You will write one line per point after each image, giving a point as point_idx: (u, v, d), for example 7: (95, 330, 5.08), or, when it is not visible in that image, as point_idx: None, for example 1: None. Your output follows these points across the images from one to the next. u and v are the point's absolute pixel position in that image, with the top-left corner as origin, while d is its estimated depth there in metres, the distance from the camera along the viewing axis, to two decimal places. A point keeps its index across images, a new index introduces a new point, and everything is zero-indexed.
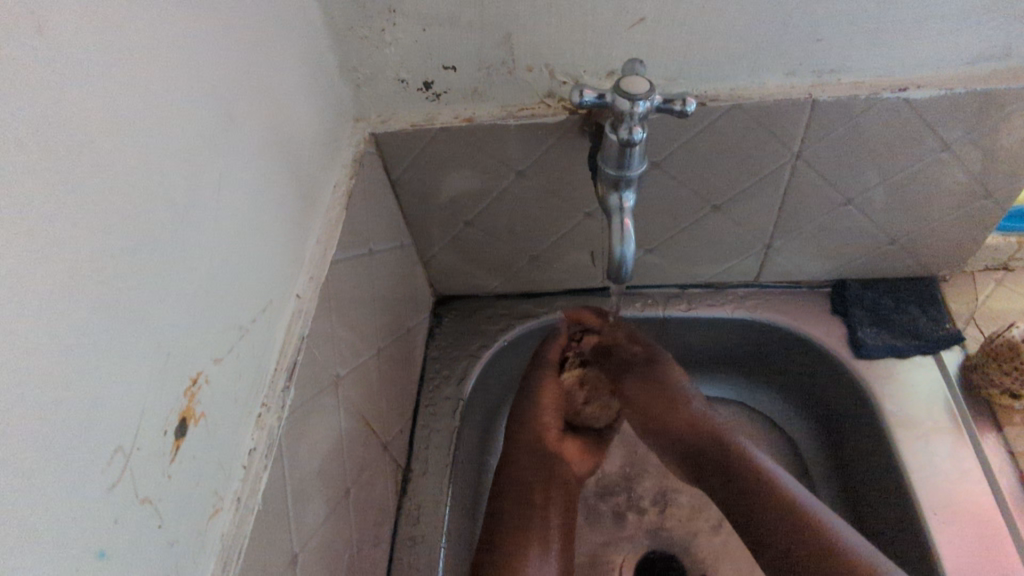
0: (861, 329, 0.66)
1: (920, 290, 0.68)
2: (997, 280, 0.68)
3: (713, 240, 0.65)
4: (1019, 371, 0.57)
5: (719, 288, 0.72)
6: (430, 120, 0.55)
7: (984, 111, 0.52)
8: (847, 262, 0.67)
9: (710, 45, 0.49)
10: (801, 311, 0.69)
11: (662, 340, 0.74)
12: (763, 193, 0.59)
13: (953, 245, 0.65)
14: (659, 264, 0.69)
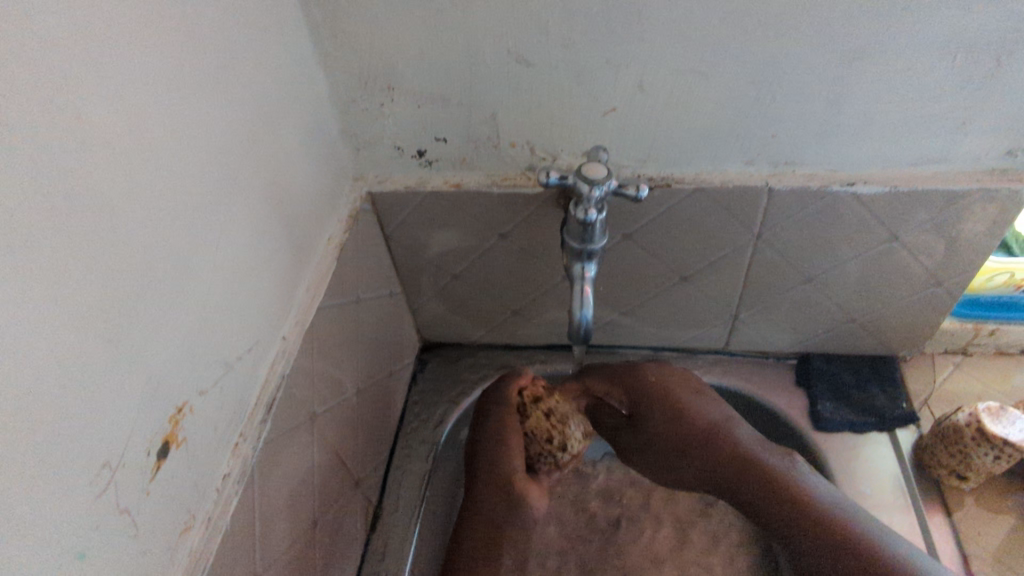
0: (822, 402, 0.69)
1: (881, 368, 0.71)
2: (954, 364, 0.72)
3: (683, 308, 0.69)
4: (963, 453, 0.59)
5: (691, 352, 0.75)
6: (422, 183, 0.61)
7: (926, 208, 0.57)
8: (810, 337, 0.71)
9: (674, 135, 0.55)
10: (766, 380, 0.73)
11: None
12: (728, 267, 0.64)
13: (910, 327, 0.68)
14: (633, 327, 0.73)
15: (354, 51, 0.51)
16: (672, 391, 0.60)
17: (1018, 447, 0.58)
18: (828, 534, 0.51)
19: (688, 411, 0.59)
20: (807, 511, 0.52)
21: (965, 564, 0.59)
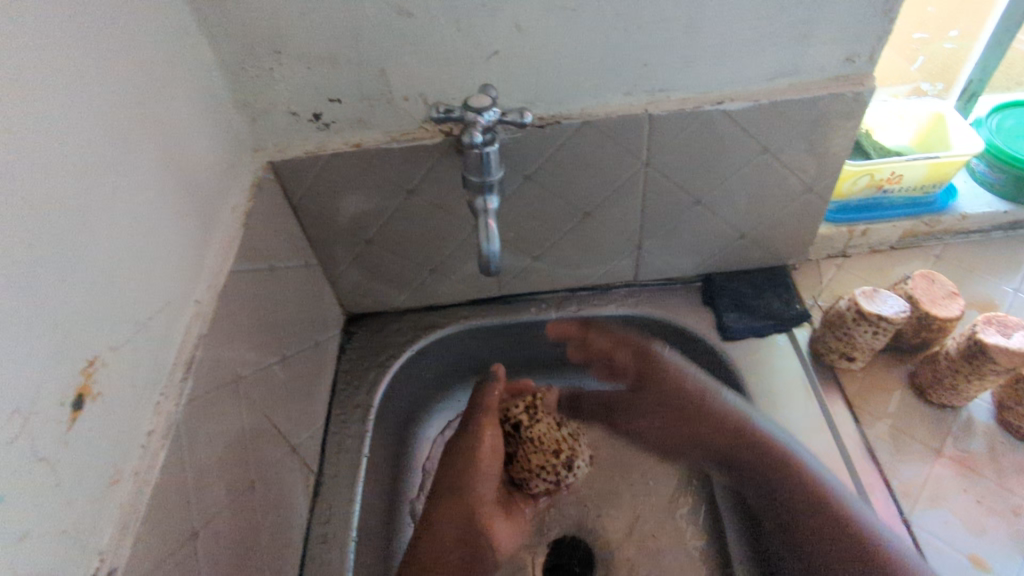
0: (726, 314, 0.75)
1: (775, 279, 0.78)
2: (837, 266, 0.79)
3: (590, 245, 0.73)
4: (847, 335, 0.66)
5: (605, 290, 0.79)
6: (323, 148, 0.62)
7: (787, 119, 0.62)
8: (709, 258, 0.77)
9: (556, 73, 0.58)
10: (675, 304, 0.78)
11: (558, 340, 0.81)
12: (624, 199, 0.69)
13: (793, 237, 0.75)
14: (547, 270, 0.76)
15: (235, 18, 0.52)
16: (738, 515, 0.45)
17: (892, 320, 0.63)
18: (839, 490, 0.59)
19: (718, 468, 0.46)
20: (793, 487, 0.61)
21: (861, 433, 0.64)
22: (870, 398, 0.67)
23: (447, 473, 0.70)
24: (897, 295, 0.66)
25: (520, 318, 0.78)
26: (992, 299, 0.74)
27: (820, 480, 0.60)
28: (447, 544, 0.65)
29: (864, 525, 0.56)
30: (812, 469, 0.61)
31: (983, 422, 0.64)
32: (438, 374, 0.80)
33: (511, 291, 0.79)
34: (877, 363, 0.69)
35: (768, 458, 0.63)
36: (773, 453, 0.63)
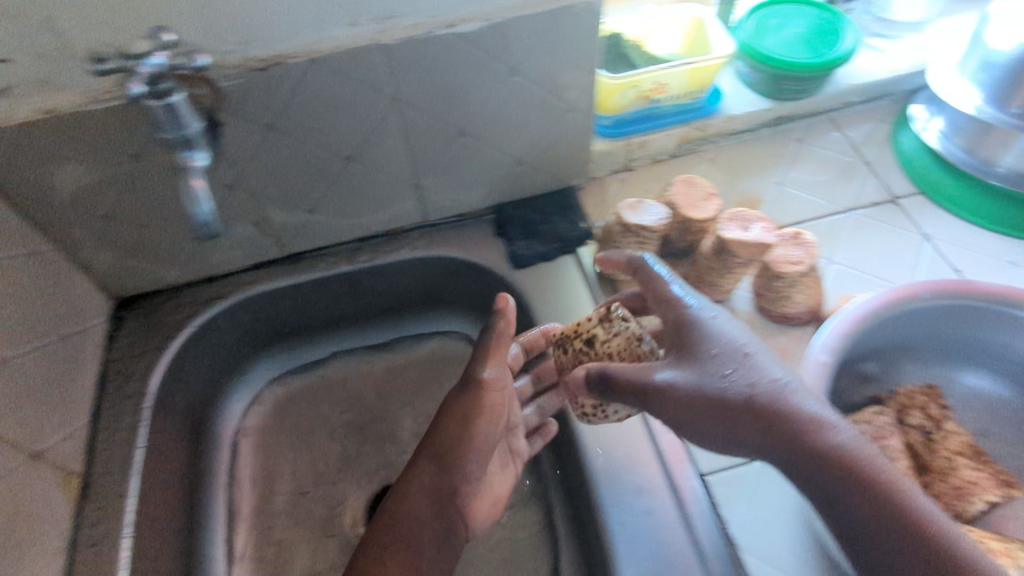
0: (514, 243, 0.75)
1: (562, 200, 0.78)
2: (620, 180, 0.81)
3: (364, 191, 0.70)
4: (617, 250, 0.68)
5: (394, 235, 0.77)
6: (6, 117, 0.53)
7: (527, 36, 0.60)
8: (493, 189, 0.76)
9: (260, 7, 0.52)
10: (468, 239, 0.77)
11: (358, 292, 0.79)
12: (384, 138, 0.65)
13: (570, 158, 0.75)
14: (328, 222, 0.73)
15: None
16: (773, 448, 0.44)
17: (651, 229, 0.66)
18: (820, 433, 0.43)
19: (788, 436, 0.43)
20: (751, 428, 0.45)
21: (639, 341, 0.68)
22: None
23: (431, 433, 0.56)
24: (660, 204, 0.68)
25: (310, 276, 0.75)
26: (758, 194, 0.78)
27: (751, 398, 0.45)
28: (412, 523, 0.51)
29: (849, 458, 0.42)
30: (750, 402, 0.45)
31: (744, 311, 0.69)
32: (234, 346, 0.77)
33: (297, 248, 0.75)
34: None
35: (741, 429, 0.45)
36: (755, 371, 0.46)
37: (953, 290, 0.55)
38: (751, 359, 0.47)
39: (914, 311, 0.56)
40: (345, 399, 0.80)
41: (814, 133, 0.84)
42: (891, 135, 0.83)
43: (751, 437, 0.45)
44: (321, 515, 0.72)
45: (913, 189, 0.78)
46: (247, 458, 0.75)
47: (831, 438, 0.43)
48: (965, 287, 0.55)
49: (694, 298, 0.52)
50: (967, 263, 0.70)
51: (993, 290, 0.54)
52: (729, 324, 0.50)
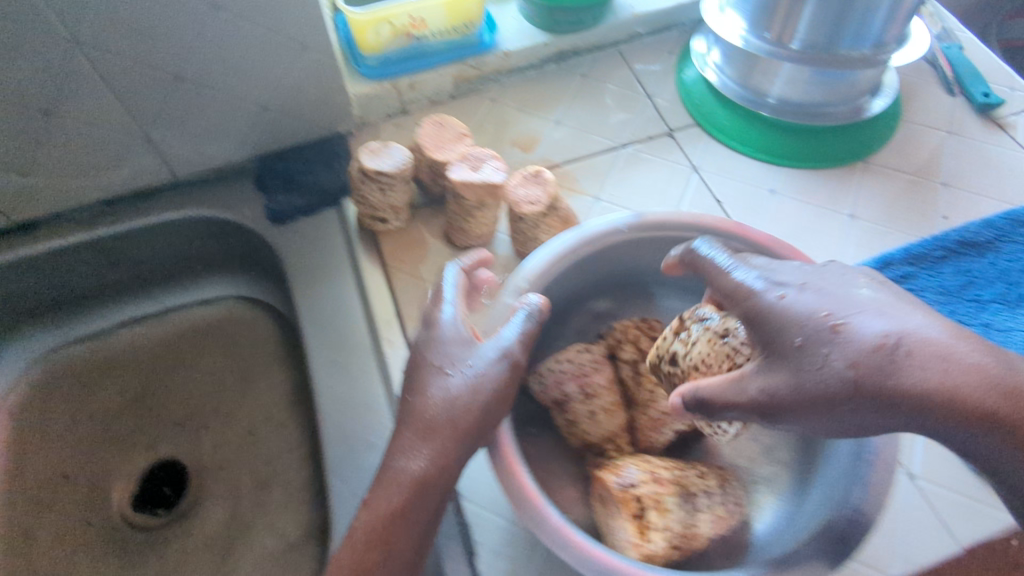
0: (272, 197, 0.71)
1: (327, 148, 0.74)
2: (396, 123, 0.77)
3: (83, 147, 0.64)
4: (365, 199, 0.65)
5: (145, 195, 0.71)
6: None
7: None
8: (245, 139, 0.70)
9: None
10: (226, 195, 0.72)
11: (114, 259, 0.73)
12: (84, 87, 0.59)
13: (325, 102, 0.70)
14: (54, 184, 0.66)
15: None
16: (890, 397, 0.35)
17: (391, 175, 0.62)
18: (950, 367, 0.35)
19: (904, 399, 0.35)
20: (876, 404, 0.35)
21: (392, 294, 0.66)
22: (405, 255, 0.68)
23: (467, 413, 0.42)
24: (403, 147, 0.64)
25: (47, 246, 0.68)
26: (534, 134, 0.76)
27: (853, 378, 0.35)
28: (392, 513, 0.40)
29: (973, 393, 0.35)
30: (841, 376, 0.35)
31: (504, 254, 0.68)
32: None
33: (27, 216, 0.68)
34: (417, 219, 0.70)
35: (863, 413, 0.36)
36: (860, 334, 0.36)
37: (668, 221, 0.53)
38: (854, 322, 0.36)
39: (632, 242, 0.54)
40: (117, 375, 0.75)
41: (601, 68, 0.82)
42: (675, 69, 0.82)
43: (865, 416, 0.36)
44: (85, 498, 0.68)
45: (688, 122, 0.77)
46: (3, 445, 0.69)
47: (936, 365, 0.35)
48: (679, 218, 0.53)
49: (761, 282, 0.41)
50: (726, 194, 0.71)
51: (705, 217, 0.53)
52: (851, 296, 0.38)
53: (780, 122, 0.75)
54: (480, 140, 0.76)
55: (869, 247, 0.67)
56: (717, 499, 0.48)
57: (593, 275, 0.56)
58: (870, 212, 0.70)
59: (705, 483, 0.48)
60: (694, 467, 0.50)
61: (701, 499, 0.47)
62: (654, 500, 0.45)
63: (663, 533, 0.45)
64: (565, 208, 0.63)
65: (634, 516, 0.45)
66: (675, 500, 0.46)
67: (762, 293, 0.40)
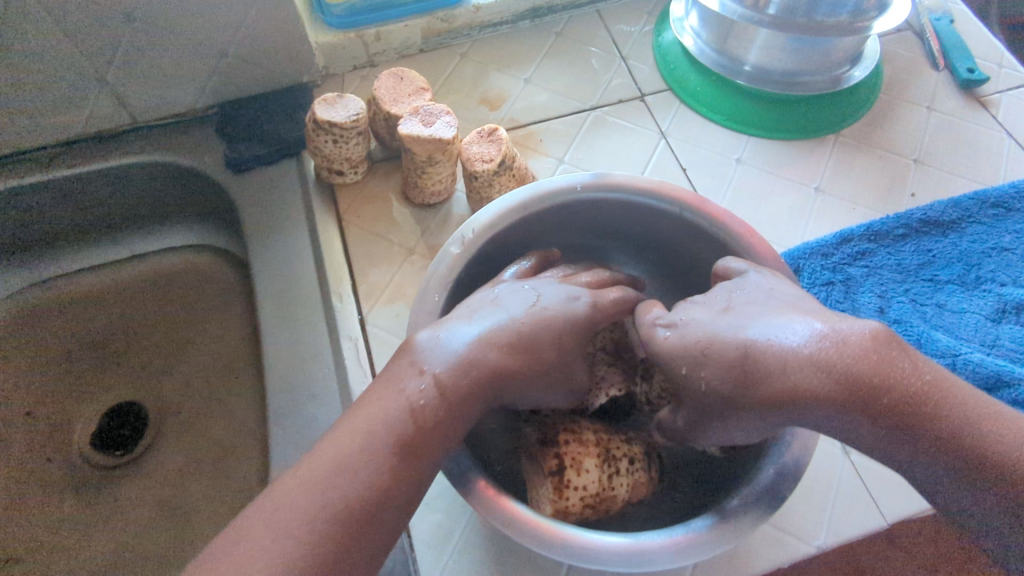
0: (230, 145, 0.69)
1: (288, 98, 0.73)
2: (362, 77, 0.76)
3: (34, 86, 0.63)
4: (319, 151, 0.64)
5: (107, 138, 0.71)
6: None
7: None
8: (204, 85, 0.70)
9: None
10: (184, 142, 0.71)
11: (71, 200, 0.71)
12: (34, 23, 0.58)
13: (285, 50, 0.69)
14: (7, 123, 0.65)
15: None
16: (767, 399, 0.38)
17: (343, 127, 0.61)
18: (789, 364, 0.36)
19: (770, 401, 0.37)
20: (747, 411, 0.39)
21: (346, 248, 0.66)
22: (361, 210, 0.68)
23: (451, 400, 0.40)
24: (359, 99, 0.63)
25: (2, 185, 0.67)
26: (503, 92, 0.75)
27: (731, 386, 0.39)
28: (353, 478, 0.36)
29: (816, 381, 0.36)
30: (716, 392, 0.40)
31: (460, 214, 0.68)
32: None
33: None
34: (375, 174, 0.70)
35: (746, 420, 0.40)
36: (722, 351, 0.39)
37: (616, 184, 0.51)
38: (714, 343, 0.40)
39: (581, 204, 0.52)
40: (80, 319, 0.73)
41: (577, 28, 0.80)
42: (653, 33, 0.79)
43: (751, 421, 0.39)
44: (42, 432, 0.67)
45: (662, 86, 0.75)
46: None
47: (777, 366, 0.37)
48: (628, 180, 0.51)
49: (665, 319, 0.45)
50: (692, 162, 0.70)
51: (653, 183, 0.51)
52: (724, 318, 0.41)
53: (755, 90, 0.73)
54: (447, 97, 0.74)
55: (832, 223, 0.66)
56: (639, 466, 0.47)
57: (542, 237, 0.55)
58: (837, 187, 0.68)
59: (631, 450, 0.48)
60: (623, 434, 0.49)
61: (623, 464, 0.46)
62: (573, 459, 0.45)
63: (579, 492, 0.44)
64: (520, 168, 0.62)
65: (552, 471, 0.44)
66: (596, 461, 0.45)
67: (658, 331, 0.44)
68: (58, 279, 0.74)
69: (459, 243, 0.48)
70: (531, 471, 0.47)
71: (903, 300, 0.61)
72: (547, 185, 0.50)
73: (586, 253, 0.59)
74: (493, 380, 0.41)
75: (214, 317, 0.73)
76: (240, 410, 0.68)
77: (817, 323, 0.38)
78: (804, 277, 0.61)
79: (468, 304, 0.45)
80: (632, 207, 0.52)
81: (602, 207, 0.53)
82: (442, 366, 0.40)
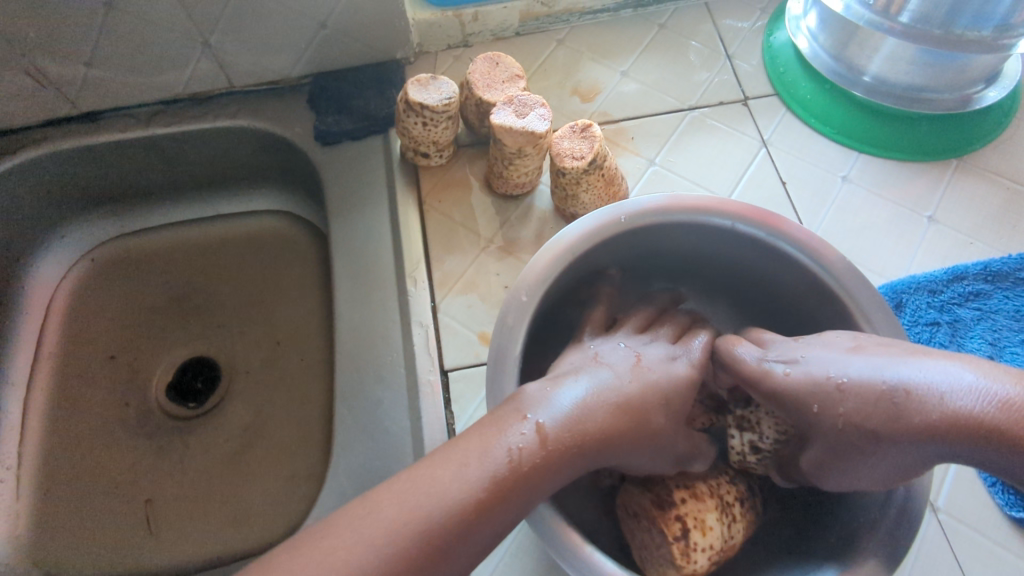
0: (320, 117, 0.70)
1: (381, 73, 0.72)
2: (455, 57, 0.75)
3: (143, 46, 0.65)
4: (405, 132, 0.63)
5: (202, 100, 0.73)
6: None
7: None
8: (301, 55, 0.70)
9: None
10: (277, 109, 0.72)
11: (167, 157, 0.74)
12: None
13: (383, 25, 0.69)
14: (114, 78, 0.67)
15: None
16: (914, 434, 0.36)
17: (433, 110, 0.60)
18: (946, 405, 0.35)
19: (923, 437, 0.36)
20: (892, 449, 0.37)
21: (424, 231, 0.65)
22: (443, 194, 0.67)
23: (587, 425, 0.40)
24: (452, 82, 0.62)
25: (107, 139, 0.70)
26: (597, 84, 0.72)
27: (877, 422, 0.38)
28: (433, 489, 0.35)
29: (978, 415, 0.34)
30: (857, 429, 0.38)
31: (542, 208, 0.66)
32: (34, 205, 0.70)
33: (90, 105, 0.69)
34: (459, 159, 0.69)
35: (890, 458, 0.38)
36: (865, 389, 0.38)
37: (699, 206, 0.47)
38: (853, 378, 0.39)
39: (660, 226, 0.49)
40: (164, 274, 0.75)
41: (682, 21, 0.76)
42: (765, 31, 0.74)
43: (893, 460, 0.38)
44: (125, 379, 0.70)
45: (768, 90, 0.70)
46: (54, 322, 0.71)
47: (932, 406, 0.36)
48: (705, 202, 0.47)
49: (777, 356, 0.44)
50: (794, 175, 0.65)
51: (739, 208, 0.47)
52: (859, 356, 0.40)
53: (872, 103, 0.67)
54: (540, 83, 0.72)
55: (943, 256, 0.61)
56: (746, 504, 0.46)
57: (612, 254, 0.52)
58: (953, 217, 0.63)
59: (738, 490, 0.46)
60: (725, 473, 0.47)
61: (737, 509, 0.44)
62: (696, 518, 0.42)
63: (706, 552, 0.41)
64: (610, 168, 0.59)
65: (677, 537, 0.41)
66: (716, 516, 0.43)
67: (776, 367, 0.43)
68: (149, 231, 0.77)
69: (530, 265, 0.46)
70: (637, 526, 0.44)
71: (1017, 351, 0.56)
72: (618, 209, 0.47)
73: (653, 267, 0.55)
74: (590, 431, 0.39)
75: (291, 285, 0.74)
76: (307, 381, 0.69)
77: (973, 370, 0.36)
78: (907, 314, 0.56)
79: (560, 371, 0.44)
80: (714, 230, 0.49)
81: (681, 228, 0.50)
82: (508, 442, 0.37)
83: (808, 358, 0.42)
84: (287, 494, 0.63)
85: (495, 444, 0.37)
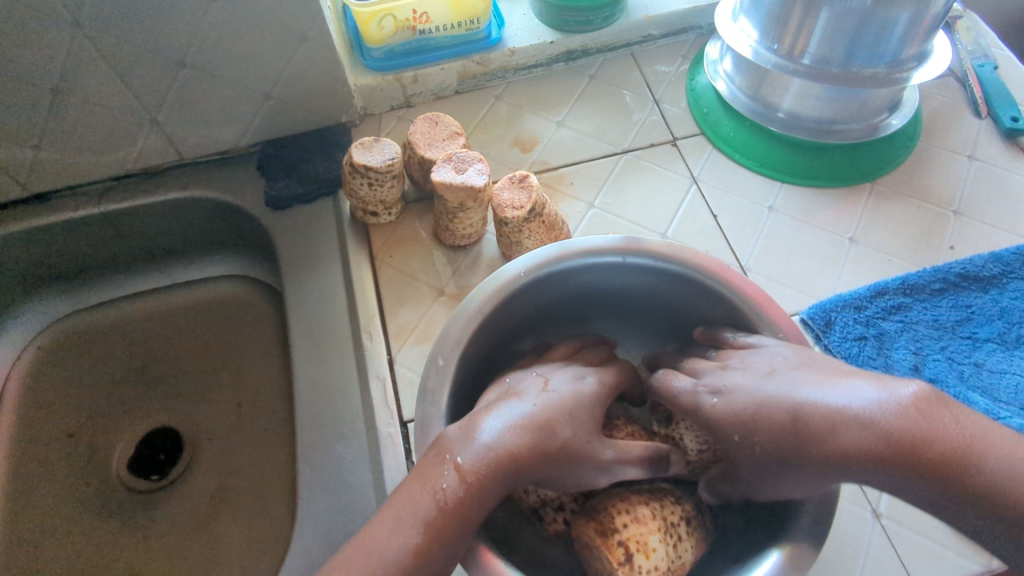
0: (270, 181, 0.72)
1: (327, 137, 0.75)
2: (398, 117, 0.79)
3: (92, 126, 0.66)
4: (352, 192, 0.66)
5: (153, 174, 0.74)
6: None
7: None
8: (248, 125, 0.72)
9: None
10: (227, 178, 0.74)
11: (119, 231, 0.75)
12: (91, 69, 0.61)
13: (327, 92, 0.72)
14: (63, 158, 0.69)
15: None
16: (812, 453, 0.39)
17: (377, 171, 0.63)
18: (839, 423, 0.39)
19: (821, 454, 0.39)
20: (804, 463, 0.40)
21: (378, 286, 0.67)
22: (393, 249, 0.70)
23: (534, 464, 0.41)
24: (395, 143, 0.65)
25: (58, 218, 0.71)
26: (536, 134, 0.76)
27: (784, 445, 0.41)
28: None
29: (881, 423, 0.38)
30: (769, 452, 0.41)
31: (489, 255, 0.69)
32: None
33: (40, 186, 0.70)
34: (408, 214, 0.72)
35: (795, 477, 0.41)
36: (773, 414, 0.41)
37: (625, 249, 0.51)
38: (764, 406, 0.42)
39: (590, 268, 0.52)
40: (121, 347, 0.75)
41: (610, 71, 0.81)
42: (687, 75, 0.80)
43: (797, 477, 0.41)
44: (84, 456, 0.69)
45: (694, 130, 0.75)
46: (8, 404, 0.70)
47: (826, 429, 0.39)
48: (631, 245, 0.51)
49: (706, 385, 0.46)
50: (723, 208, 0.69)
51: (662, 248, 0.51)
52: (771, 382, 0.43)
53: (789, 137, 0.73)
54: (481, 136, 0.76)
55: (865, 273, 0.65)
56: (694, 522, 0.47)
57: (552, 296, 0.54)
58: (872, 236, 0.67)
59: (683, 510, 0.47)
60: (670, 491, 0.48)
61: (682, 529, 0.46)
62: (638, 543, 0.43)
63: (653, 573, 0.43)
64: (550, 214, 0.62)
65: (621, 561, 0.42)
66: (659, 537, 0.44)
67: (704, 398, 0.46)
68: (104, 305, 0.77)
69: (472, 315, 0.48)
70: (590, 554, 0.45)
71: (939, 357, 0.59)
72: (555, 251, 0.50)
73: (592, 305, 0.58)
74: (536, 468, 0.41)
75: (248, 347, 0.75)
76: (270, 442, 0.69)
77: (864, 385, 0.40)
78: (835, 331, 0.60)
79: (498, 399, 0.45)
80: (642, 269, 0.52)
81: (610, 270, 0.53)
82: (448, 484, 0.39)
83: (728, 386, 0.45)
84: (253, 559, 0.63)
85: (428, 487, 0.39)
